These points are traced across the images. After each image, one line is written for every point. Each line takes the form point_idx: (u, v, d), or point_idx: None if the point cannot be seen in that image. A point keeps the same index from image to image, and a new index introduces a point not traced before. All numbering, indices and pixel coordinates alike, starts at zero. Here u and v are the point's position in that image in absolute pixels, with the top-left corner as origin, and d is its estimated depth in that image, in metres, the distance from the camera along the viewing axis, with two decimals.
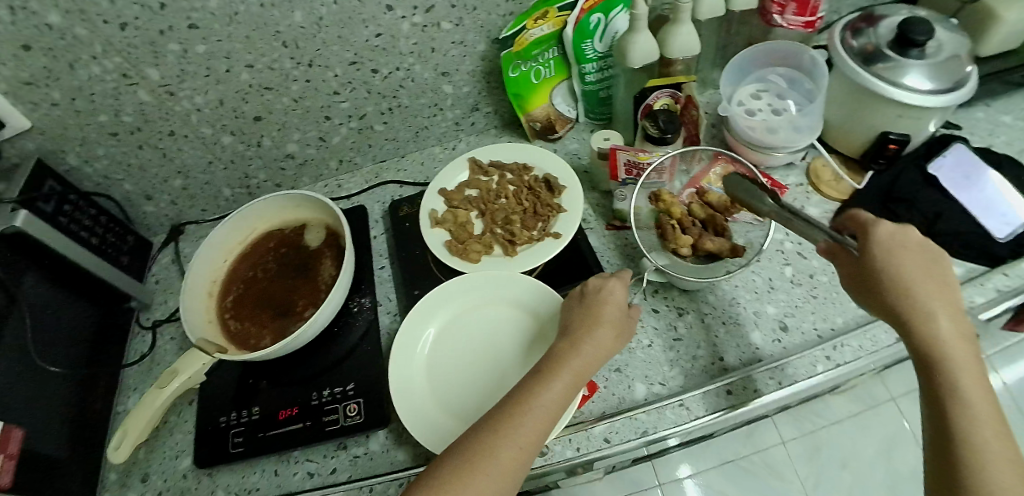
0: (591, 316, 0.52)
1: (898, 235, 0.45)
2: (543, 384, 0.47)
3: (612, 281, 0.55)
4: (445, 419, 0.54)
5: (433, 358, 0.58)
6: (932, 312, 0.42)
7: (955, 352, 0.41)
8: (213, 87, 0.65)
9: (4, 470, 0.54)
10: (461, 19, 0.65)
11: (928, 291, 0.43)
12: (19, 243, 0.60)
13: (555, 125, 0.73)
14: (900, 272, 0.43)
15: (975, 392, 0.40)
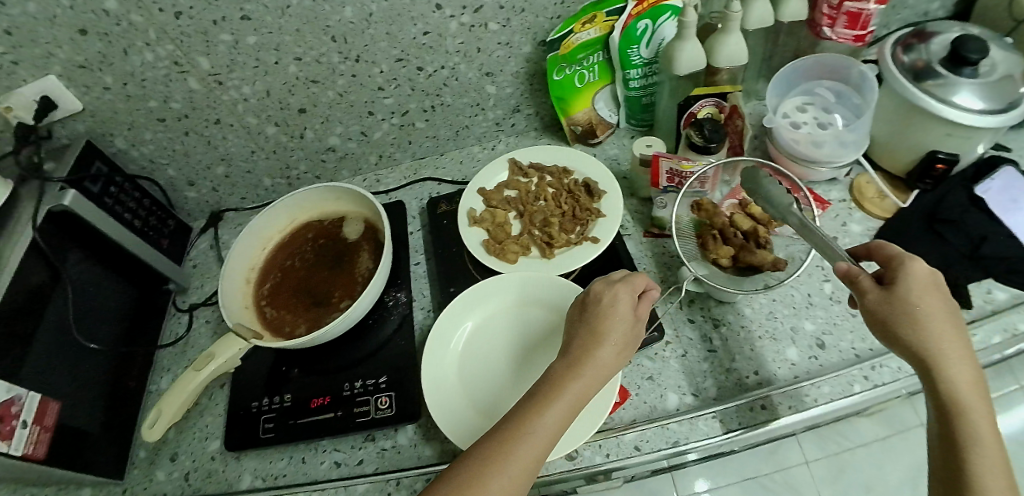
0: (594, 331, 0.48)
1: (926, 278, 0.44)
2: (543, 406, 0.44)
3: (616, 287, 0.51)
4: (477, 416, 0.53)
5: (466, 355, 0.57)
6: (949, 363, 0.43)
7: (968, 405, 0.42)
8: (261, 78, 0.66)
9: (40, 441, 0.56)
10: (508, 20, 0.65)
11: (948, 340, 0.43)
12: (67, 221, 0.62)
13: (595, 130, 0.73)
14: (926, 320, 0.43)
15: (985, 444, 0.41)
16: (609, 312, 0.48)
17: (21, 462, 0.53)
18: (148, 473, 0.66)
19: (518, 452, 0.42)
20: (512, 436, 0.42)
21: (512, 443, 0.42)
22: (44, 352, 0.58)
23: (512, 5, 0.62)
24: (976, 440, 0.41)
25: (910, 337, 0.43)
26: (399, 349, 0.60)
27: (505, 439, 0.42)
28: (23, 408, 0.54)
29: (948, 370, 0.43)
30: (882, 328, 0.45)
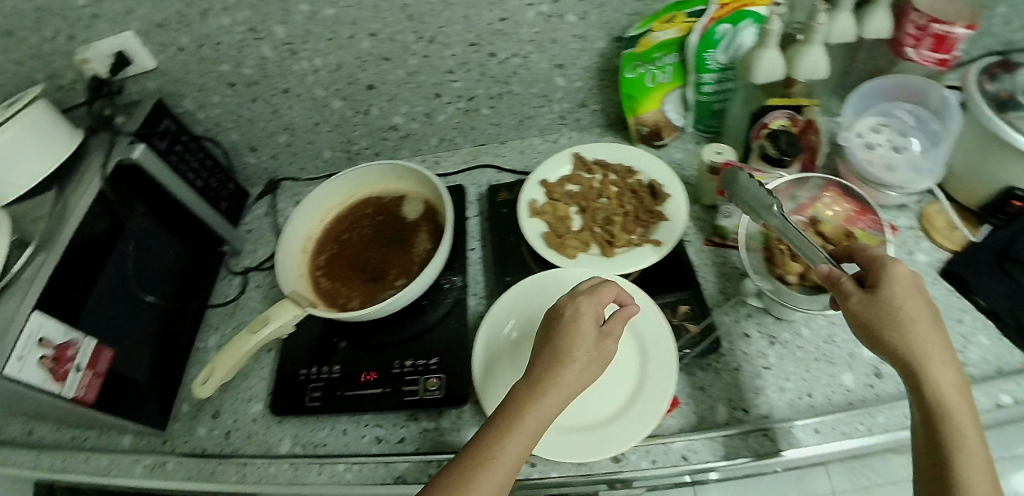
0: (559, 349, 0.45)
1: (908, 282, 0.43)
2: (504, 435, 0.41)
3: (579, 301, 0.48)
4: None
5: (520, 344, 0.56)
6: (933, 368, 0.41)
7: (953, 408, 0.40)
8: (333, 51, 0.66)
9: (91, 386, 0.57)
10: (586, 13, 0.64)
11: (931, 345, 0.42)
12: (132, 174, 0.64)
13: (662, 131, 0.71)
14: (909, 324, 0.42)
15: (973, 454, 0.39)
16: (575, 331, 0.45)
17: (71, 405, 0.54)
18: (190, 428, 0.67)
19: (499, 464, 0.40)
20: (494, 446, 0.41)
21: (491, 461, 0.40)
22: (103, 300, 0.60)
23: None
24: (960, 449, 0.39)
25: (892, 341, 0.42)
26: (450, 333, 0.59)
27: (478, 464, 0.40)
28: (78, 352, 0.56)
29: (932, 374, 0.41)
30: (868, 333, 0.43)
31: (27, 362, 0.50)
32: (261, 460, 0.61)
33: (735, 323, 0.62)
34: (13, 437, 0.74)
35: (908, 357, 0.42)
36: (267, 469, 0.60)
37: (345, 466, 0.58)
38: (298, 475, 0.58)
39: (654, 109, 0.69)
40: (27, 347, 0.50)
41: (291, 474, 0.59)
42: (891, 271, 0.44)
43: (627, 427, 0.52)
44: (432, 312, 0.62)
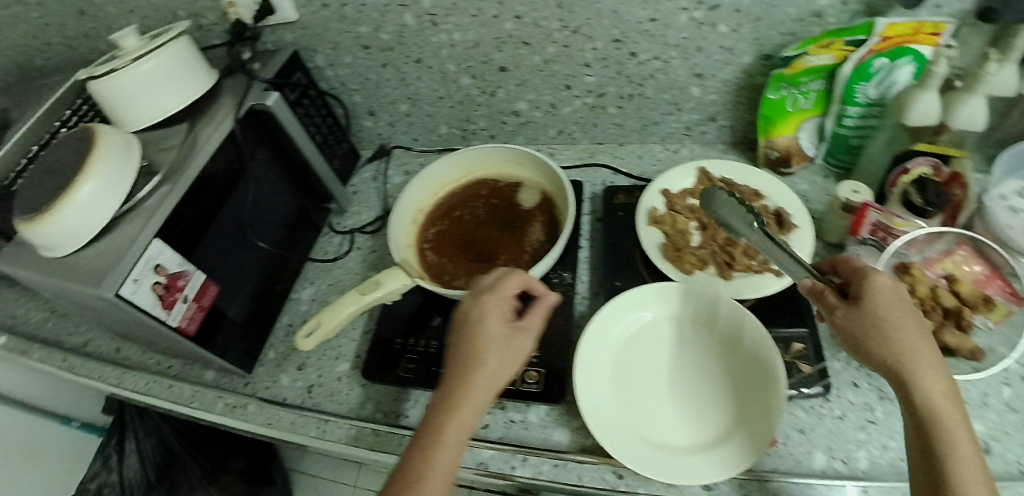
0: (469, 347, 0.46)
1: (893, 292, 0.43)
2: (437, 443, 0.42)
3: (484, 300, 0.49)
4: (610, 396, 0.53)
5: (630, 344, 0.57)
6: (926, 378, 0.40)
7: (941, 412, 0.39)
8: (474, 28, 0.65)
9: (193, 319, 0.58)
10: (740, 26, 0.61)
11: (920, 354, 0.41)
12: (263, 119, 0.65)
13: (791, 159, 0.69)
14: (894, 332, 0.42)
15: (971, 468, 0.38)
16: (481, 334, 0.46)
17: (173, 333, 0.56)
18: (274, 374, 0.68)
19: (447, 444, 0.42)
20: (449, 412, 0.43)
21: (438, 444, 0.42)
22: (213, 237, 0.61)
23: (749, 11, 0.59)
24: (957, 462, 0.38)
25: (881, 352, 0.42)
26: (557, 328, 0.59)
27: (430, 441, 0.42)
28: (187, 284, 0.57)
29: (918, 378, 0.41)
30: (858, 347, 0.43)
31: (141, 284, 0.52)
32: (344, 420, 0.61)
33: (843, 369, 0.60)
34: (99, 351, 0.76)
35: (896, 367, 0.41)
36: (348, 431, 0.60)
37: None
38: (379, 441, 0.58)
39: (787, 135, 0.67)
40: (143, 270, 0.52)
41: (372, 439, 0.59)
42: (876, 281, 0.44)
43: (727, 456, 0.48)
44: None
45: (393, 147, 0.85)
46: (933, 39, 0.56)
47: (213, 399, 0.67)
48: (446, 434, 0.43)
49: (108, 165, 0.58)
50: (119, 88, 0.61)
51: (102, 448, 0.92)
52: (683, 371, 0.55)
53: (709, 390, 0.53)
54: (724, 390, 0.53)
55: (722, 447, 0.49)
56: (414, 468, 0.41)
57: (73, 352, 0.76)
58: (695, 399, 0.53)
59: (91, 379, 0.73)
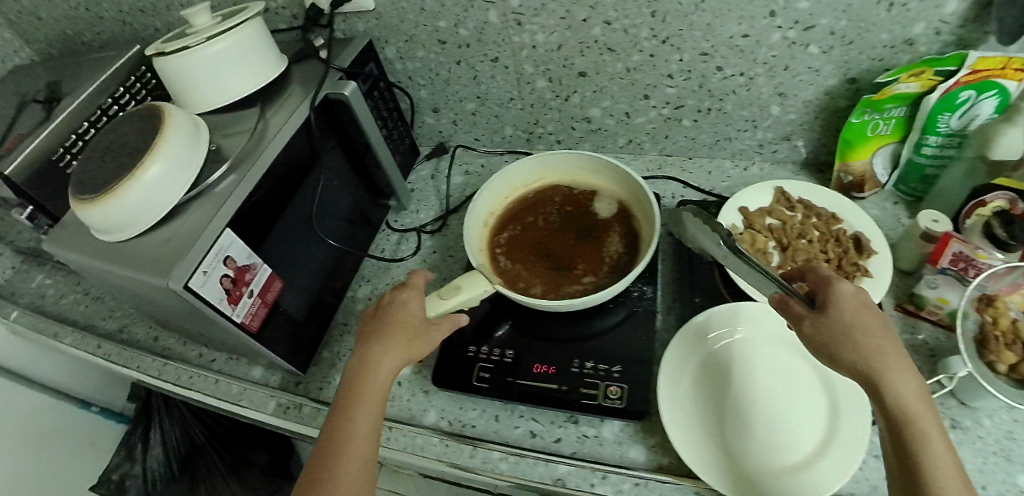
0: (390, 326, 0.50)
1: (857, 298, 0.43)
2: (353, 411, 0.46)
3: (405, 292, 0.53)
4: (686, 392, 0.53)
5: (723, 350, 0.55)
6: (900, 381, 0.39)
7: (915, 414, 0.38)
8: (560, 31, 0.64)
9: (257, 316, 0.56)
10: (830, 48, 0.59)
11: (889, 356, 0.40)
12: (333, 108, 0.63)
13: (864, 184, 0.68)
14: (862, 335, 0.41)
15: (948, 473, 0.36)
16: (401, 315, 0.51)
17: (237, 329, 0.53)
18: (327, 375, 0.65)
19: (364, 404, 0.46)
20: (358, 386, 0.47)
21: (357, 405, 0.46)
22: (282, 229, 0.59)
23: (844, 34, 0.58)
24: (940, 469, 0.36)
25: (855, 357, 0.40)
26: (638, 344, 0.56)
27: (347, 410, 0.46)
28: (254, 278, 0.54)
29: (891, 383, 0.39)
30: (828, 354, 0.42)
31: (209, 277, 0.49)
32: (408, 427, 0.57)
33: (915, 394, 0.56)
34: (136, 338, 0.72)
35: (867, 370, 0.40)
36: (414, 439, 0.56)
37: (499, 455, 0.54)
38: (448, 452, 0.55)
39: (862, 161, 0.67)
40: (212, 262, 0.49)
41: (441, 449, 0.55)
42: (843, 289, 0.44)
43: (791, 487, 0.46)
44: (608, 317, 0.59)
45: (453, 145, 0.86)
46: (1018, 74, 0.53)
47: (263, 398, 0.64)
48: (365, 390, 0.47)
49: (177, 148, 0.54)
50: (187, 66, 0.57)
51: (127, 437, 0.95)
52: (772, 397, 0.52)
53: (797, 420, 0.50)
54: (810, 423, 0.49)
55: (787, 479, 0.46)
56: (337, 434, 0.45)
57: (107, 338, 0.72)
58: (780, 427, 0.50)
59: (129, 367, 0.69)
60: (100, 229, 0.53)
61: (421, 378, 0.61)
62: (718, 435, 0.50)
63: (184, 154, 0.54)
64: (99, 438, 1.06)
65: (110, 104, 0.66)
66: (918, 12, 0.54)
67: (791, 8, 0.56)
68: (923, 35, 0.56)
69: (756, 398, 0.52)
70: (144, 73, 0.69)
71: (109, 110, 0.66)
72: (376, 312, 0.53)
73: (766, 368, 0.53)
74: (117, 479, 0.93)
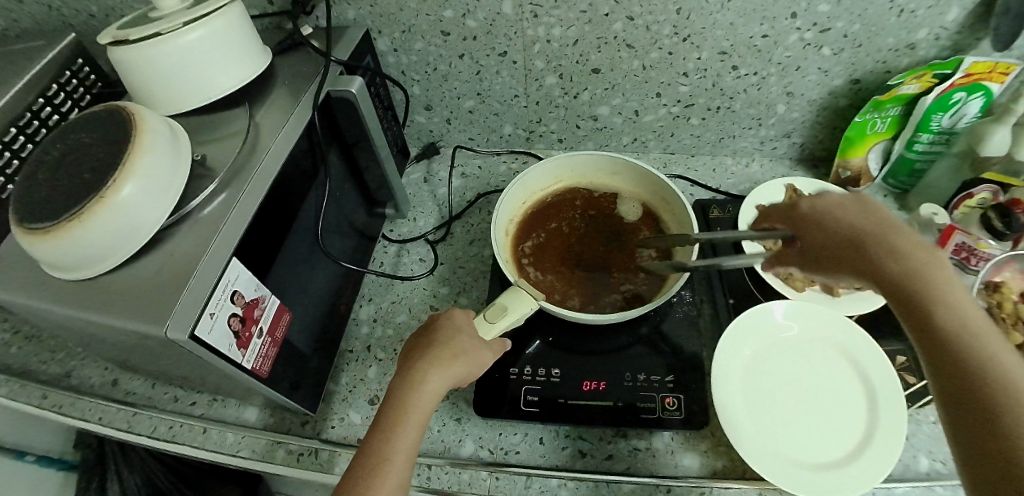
0: (441, 344, 0.46)
1: (831, 198, 0.44)
2: (394, 431, 0.41)
3: (455, 314, 0.49)
4: (737, 389, 0.52)
5: (772, 348, 0.54)
6: (906, 255, 0.38)
7: (931, 291, 0.37)
8: (579, 25, 0.61)
9: (267, 357, 0.47)
10: (840, 50, 0.60)
11: (887, 233, 0.40)
12: (331, 107, 0.56)
13: (862, 180, 0.71)
14: (847, 224, 0.42)
15: (985, 335, 0.35)
16: (454, 335, 0.47)
17: (249, 378, 0.44)
18: (338, 410, 0.58)
19: (410, 424, 0.42)
20: (401, 411, 0.42)
21: (403, 426, 0.42)
22: (287, 250, 0.51)
23: (856, 37, 0.58)
24: (979, 335, 0.35)
25: (847, 248, 0.41)
26: (684, 352, 0.55)
27: (390, 427, 0.41)
28: (263, 313, 0.46)
29: (896, 267, 0.38)
30: (826, 259, 0.43)
31: (218, 320, 0.41)
32: (448, 464, 0.52)
33: None
34: (89, 383, 0.60)
35: (861, 254, 0.40)
36: (459, 476, 0.52)
37: (556, 481, 0.51)
38: (500, 486, 0.51)
39: (859, 157, 0.69)
40: (220, 302, 0.41)
41: (491, 484, 0.51)
42: (810, 197, 0.46)
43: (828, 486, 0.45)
44: (643, 324, 0.58)
45: (445, 146, 0.81)
46: (1003, 77, 0.57)
47: (268, 445, 0.55)
48: (411, 411, 0.42)
49: (155, 159, 0.43)
50: (155, 57, 0.47)
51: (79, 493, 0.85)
52: (820, 392, 0.52)
53: (840, 418, 0.50)
54: (851, 421, 0.50)
55: (825, 478, 0.46)
56: (374, 460, 0.40)
57: (52, 385, 0.59)
58: (824, 422, 0.50)
59: (85, 421, 0.57)
60: (59, 265, 0.42)
61: (451, 406, 0.57)
62: (766, 424, 0.50)
63: (162, 167, 0.44)
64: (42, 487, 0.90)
65: (41, 104, 0.56)
66: (923, 19, 0.56)
67: (812, 10, 0.56)
68: (925, 40, 0.58)
69: (804, 392, 0.52)
70: (81, 68, 0.60)
71: (42, 112, 0.56)
72: (424, 331, 0.49)
73: (817, 364, 0.53)
74: None
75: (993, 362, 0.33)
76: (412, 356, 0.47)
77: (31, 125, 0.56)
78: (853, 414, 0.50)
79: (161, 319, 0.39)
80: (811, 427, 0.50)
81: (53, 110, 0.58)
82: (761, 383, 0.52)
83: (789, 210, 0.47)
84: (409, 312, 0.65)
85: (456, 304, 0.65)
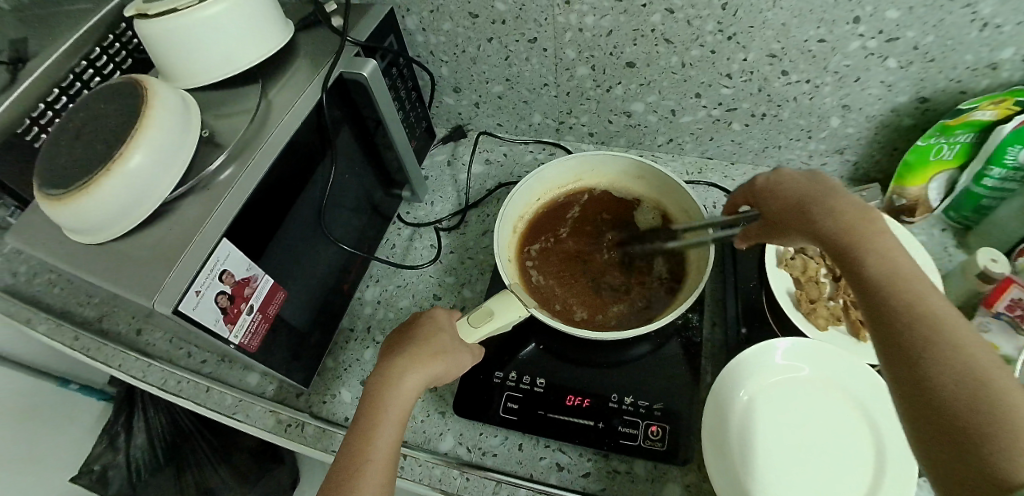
0: (417, 345, 0.46)
1: (786, 173, 0.47)
2: (371, 432, 0.42)
3: (437, 314, 0.49)
4: (734, 433, 0.48)
5: (776, 388, 0.50)
6: (841, 216, 0.40)
7: (862, 236, 0.38)
8: (614, 15, 0.56)
9: (258, 332, 0.49)
10: (908, 64, 0.52)
11: (827, 194, 0.42)
12: (345, 88, 0.55)
13: (917, 210, 0.61)
14: (793, 193, 0.44)
15: (915, 280, 0.36)
16: (430, 334, 0.47)
17: (235, 352, 0.46)
18: (329, 387, 0.60)
19: (387, 425, 0.42)
20: (377, 408, 0.43)
21: (379, 425, 0.42)
22: (285, 232, 0.52)
23: (928, 50, 0.51)
24: (907, 283, 0.36)
25: (794, 214, 0.43)
26: (677, 379, 0.53)
27: (369, 427, 0.42)
28: (254, 291, 0.48)
29: (830, 218, 0.40)
30: (781, 226, 0.45)
31: (204, 298, 0.42)
32: (424, 456, 0.53)
33: None
34: (117, 330, 0.66)
35: (802, 217, 0.42)
36: (432, 470, 0.52)
37: (525, 492, 0.50)
38: (469, 487, 0.51)
39: (918, 186, 0.60)
40: (207, 280, 0.42)
41: (462, 483, 0.51)
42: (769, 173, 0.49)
43: None
44: (638, 344, 0.56)
45: (473, 130, 0.79)
46: None
47: (261, 413, 0.58)
48: (388, 410, 0.42)
49: (163, 131, 0.44)
50: (178, 32, 0.47)
51: (110, 426, 0.94)
52: (823, 443, 0.47)
53: (840, 473, 0.45)
54: (852, 478, 0.45)
55: None
56: (354, 460, 0.40)
57: (85, 328, 0.66)
58: (822, 477, 0.45)
59: (109, 366, 0.64)
60: (75, 229, 0.44)
61: (437, 398, 0.57)
62: (757, 472, 0.46)
63: (171, 141, 0.45)
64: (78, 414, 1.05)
65: (84, 67, 0.60)
66: (1012, 36, 0.47)
67: (878, 16, 0.49)
68: (1009, 61, 0.49)
69: (805, 441, 0.47)
70: (125, 32, 0.62)
71: (84, 73, 0.60)
72: (406, 327, 0.49)
73: (825, 412, 0.48)
74: (99, 470, 0.93)
75: (916, 297, 0.35)
76: (387, 358, 0.46)
77: (73, 86, 0.60)
78: (860, 464, 0.45)
79: (152, 290, 0.41)
80: (815, 480, 0.45)
81: (95, 72, 0.61)
82: (763, 428, 0.48)
83: (748, 189, 0.50)
84: (412, 299, 0.65)
85: (459, 294, 0.65)
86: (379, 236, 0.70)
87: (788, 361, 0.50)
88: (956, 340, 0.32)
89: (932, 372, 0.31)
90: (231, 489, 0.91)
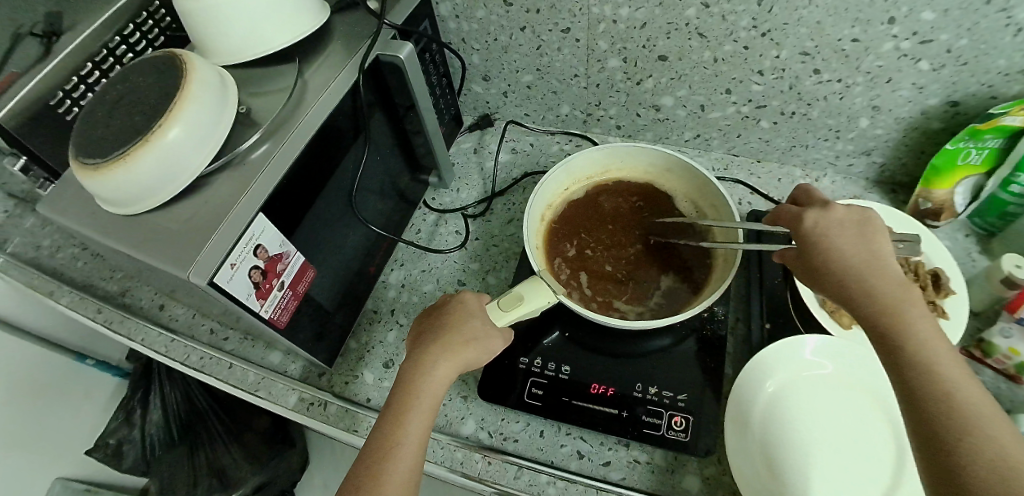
0: (447, 332, 0.46)
1: (836, 217, 0.44)
2: (403, 417, 0.42)
3: (467, 296, 0.49)
4: (757, 426, 0.48)
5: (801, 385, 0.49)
6: (884, 296, 0.39)
7: (906, 316, 0.38)
8: (649, 7, 0.56)
9: (287, 308, 0.50)
10: (941, 66, 0.52)
11: (873, 267, 0.41)
12: (380, 70, 0.55)
13: (942, 213, 0.62)
14: (838, 249, 0.42)
15: (950, 368, 0.36)
16: (459, 321, 0.47)
17: (266, 326, 0.47)
18: (352, 368, 0.60)
19: (418, 409, 0.42)
20: (410, 393, 0.43)
21: (410, 409, 0.42)
22: (317, 212, 0.52)
23: (961, 53, 0.51)
24: (937, 369, 0.36)
25: (834, 276, 0.42)
26: (702, 373, 0.53)
27: (399, 413, 0.42)
28: (286, 268, 0.48)
29: (877, 296, 0.40)
30: (816, 279, 0.43)
31: (238, 271, 0.43)
32: (445, 439, 0.53)
33: None
34: (140, 304, 0.67)
35: (851, 284, 0.41)
36: (453, 453, 0.52)
37: (547, 478, 0.50)
38: (490, 471, 0.51)
39: (944, 190, 0.59)
40: (241, 253, 0.43)
41: (482, 467, 0.52)
42: (817, 211, 0.45)
43: None
44: (660, 338, 0.56)
45: (500, 119, 0.79)
46: None
47: (284, 390, 0.59)
48: (419, 396, 0.43)
49: (201, 105, 0.44)
50: (223, 12, 0.48)
51: (126, 401, 0.95)
52: (845, 439, 0.47)
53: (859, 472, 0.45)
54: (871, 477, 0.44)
55: None
56: (384, 443, 0.41)
57: (108, 302, 0.67)
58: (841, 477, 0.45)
59: (132, 339, 0.64)
60: (114, 201, 0.44)
61: (460, 383, 0.57)
62: (776, 462, 0.46)
63: (208, 115, 0.45)
64: (94, 390, 1.07)
65: (117, 42, 0.60)
66: None
67: (913, 17, 0.49)
68: None
69: (826, 437, 0.47)
70: (158, 10, 0.62)
71: (117, 49, 0.60)
72: (435, 312, 0.49)
73: (847, 410, 0.48)
74: (115, 444, 0.93)
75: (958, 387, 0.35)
76: (419, 343, 0.47)
77: (106, 62, 0.60)
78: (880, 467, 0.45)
79: (187, 262, 0.41)
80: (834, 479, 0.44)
81: (128, 49, 0.61)
82: (787, 424, 0.48)
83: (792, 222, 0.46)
84: (436, 284, 0.65)
85: (483, 281, 0.65)
86: (405, 220, 0.70)
87: (815, 358, 0.50)
88: (987, 437, 0.33)
89: (966, 467, 0.32)
90: (244, 468, 0.92)
